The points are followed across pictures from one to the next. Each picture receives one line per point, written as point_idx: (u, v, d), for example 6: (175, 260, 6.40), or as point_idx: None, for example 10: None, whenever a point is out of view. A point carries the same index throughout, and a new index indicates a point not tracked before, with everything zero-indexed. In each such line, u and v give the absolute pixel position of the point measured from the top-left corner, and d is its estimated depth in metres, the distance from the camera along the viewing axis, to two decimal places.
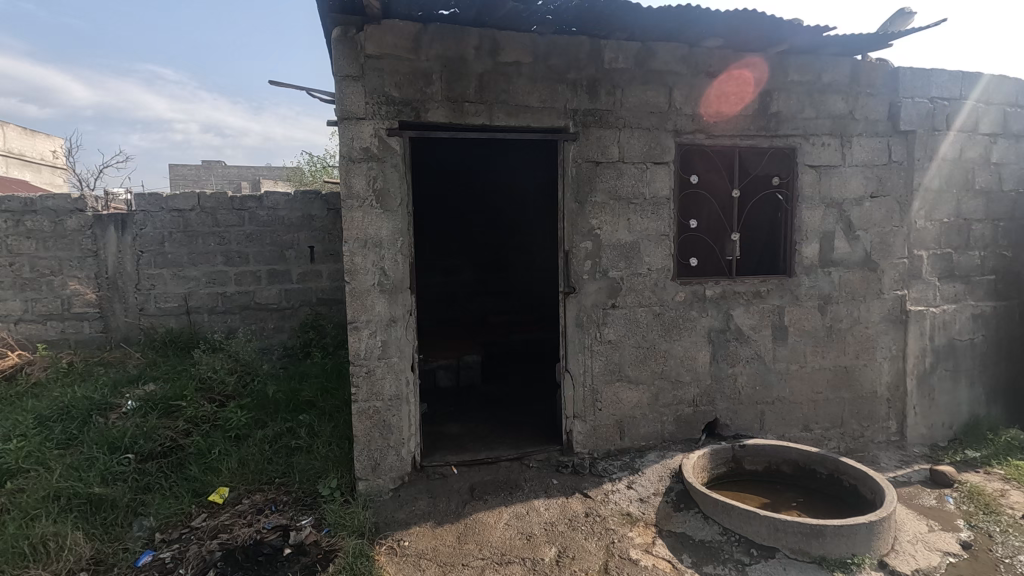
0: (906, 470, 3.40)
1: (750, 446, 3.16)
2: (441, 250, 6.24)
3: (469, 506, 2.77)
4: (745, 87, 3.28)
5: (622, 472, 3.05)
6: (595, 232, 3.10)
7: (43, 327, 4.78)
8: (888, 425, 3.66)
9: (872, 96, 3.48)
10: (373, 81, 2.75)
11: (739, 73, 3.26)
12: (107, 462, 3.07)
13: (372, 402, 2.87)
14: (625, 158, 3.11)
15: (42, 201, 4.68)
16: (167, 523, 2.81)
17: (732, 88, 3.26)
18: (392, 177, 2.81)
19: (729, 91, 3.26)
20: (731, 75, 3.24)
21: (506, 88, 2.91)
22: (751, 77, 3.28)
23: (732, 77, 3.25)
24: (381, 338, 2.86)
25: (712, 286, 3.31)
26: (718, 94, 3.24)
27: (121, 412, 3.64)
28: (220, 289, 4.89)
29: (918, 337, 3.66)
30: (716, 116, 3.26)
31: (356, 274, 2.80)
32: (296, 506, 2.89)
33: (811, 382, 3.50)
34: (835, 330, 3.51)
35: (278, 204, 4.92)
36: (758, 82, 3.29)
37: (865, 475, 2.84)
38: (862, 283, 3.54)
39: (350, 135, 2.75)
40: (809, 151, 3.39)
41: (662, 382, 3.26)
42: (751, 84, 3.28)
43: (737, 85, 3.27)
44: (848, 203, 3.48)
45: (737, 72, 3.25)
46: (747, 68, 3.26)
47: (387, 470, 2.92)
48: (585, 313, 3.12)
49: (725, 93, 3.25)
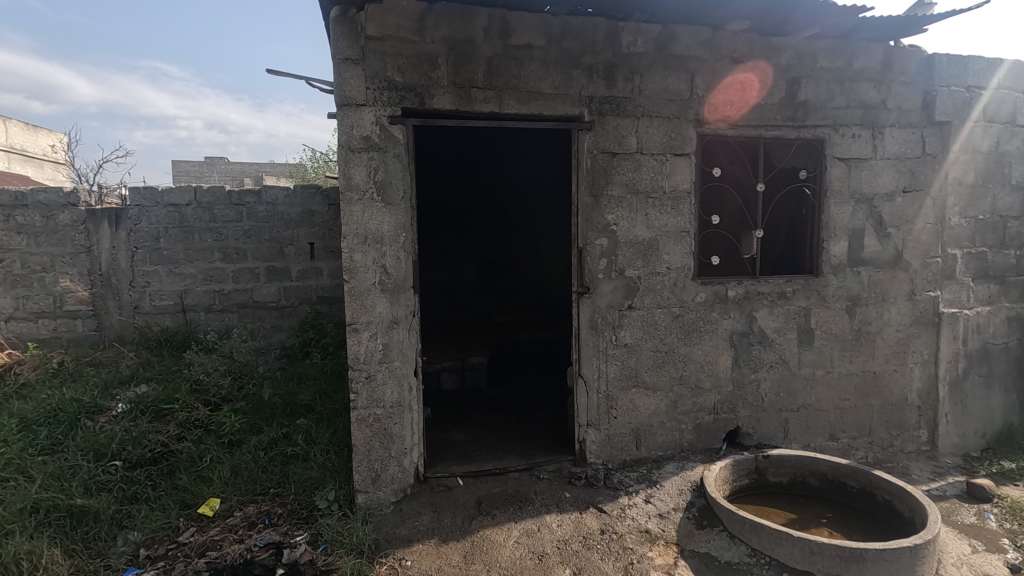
0: (940, 482, 3.19)
1: (774, 457, 2.96)
2: (444, 247, 6.04)
3: (476, 522, 2.57)
4: (749, 90, 3.05)
5: (639, 485, 2.85)
6: (611, 229, 2.90)
7: (33, 326, 4.59)
8: (919, 434, 3.46)
9: (905, 84, 3.26)
10: (374, 66, 2.55)
11: (740, 80, 3.03)
12: (91, 471, 2.90)
13: (371, 409, 2.68)
14: (643, 150, 2.91)
15: (33, 195, 4.52)
16: (153, 536, 2.63)
17: (736, 94, 3.03)
18: (394, 169, 2.62)
19: (732, 98, 3.03)
20: (731, 82, 3.02)
21: (517, 73, 2.71)
22: (753, 82, 3.05)
23: (733, 85, 3.02)
24: (382, 341, 2.67)
25: (734, 286, 3.11)
26: (733, 87, 3.02)
27: (110, 415, 3.49)
28: (217, 287, 4.72)
29: (951, 341, 3.45)
30: (729, 120, 3.04)
31: (356, 272, 2.61)
32: (292, 520, 2.71)
33: (838, 389, 3.30)
34: (864, 333, 3.31)
35: (277, 199, 4.75)
36: (766, 78, 3.06)
37: (902, 491, 2.65)
38: (893, 284, 3.33)
39: (350, 122, 2.55)
40: (838, 143, 3.19)
41: (682, 388, 3.07)
42: (755, 89, 3.05)
43: (741, 91, 3.04)
44: (879, 199, 3.28)
45: (738, 79, 3.02)
46: (758, 68, 3.04)
47: (388, 482, 2.72)
48: (600, 315, 2.92)
49: (735, 95, 3.03)
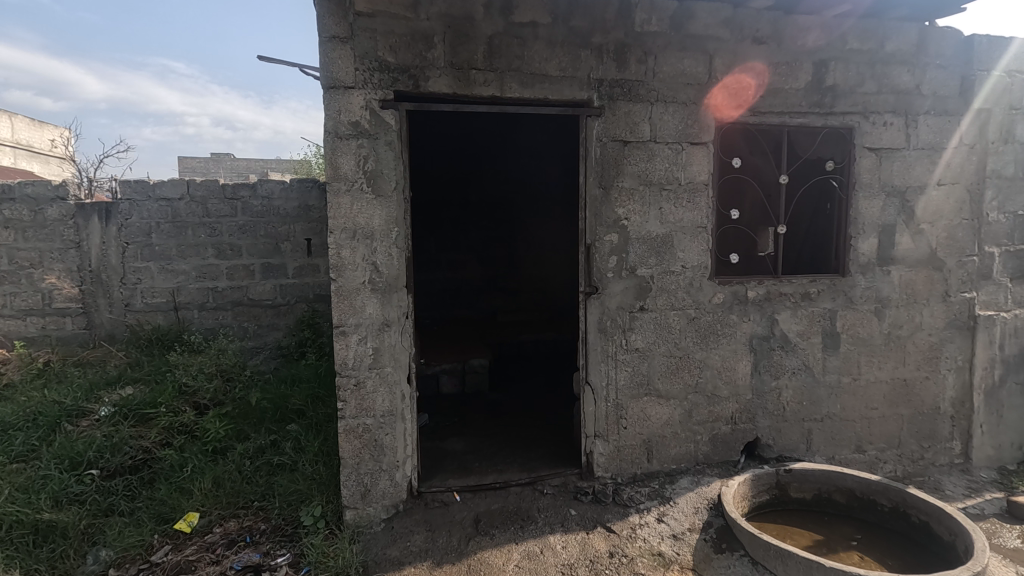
0: (977, 500, 2.94)
1: (797, 471, 2.73)
2: (446, 244, 5.84)
3: (474, 543, 2.36)
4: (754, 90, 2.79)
5: (651, 502, 2.63)
6: (622, 224, 2.68)
7: (21, 324, 4.42)
8: (952, 446, 3.22)
9: (941, 68, 3.01)
10: (364, 45, 2.33)
11: (749, 79, 2.78)
12: (64, 483, 2.72)
13: (361, 419, 2.47)
14: (657, 138, 2.68)
15: (20, 188, 4.32)
16: (124, 555, 2.42)
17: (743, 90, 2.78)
18: (386, 158, 2.40)
19: (741, 90, 2.78)
20: (741, 79, 2.77)
21: (520, 53, 2.48)
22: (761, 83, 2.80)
23: (742, 81, 2.77)
24: (373, 345, 2.45)
25: (755, 286, 2.87)
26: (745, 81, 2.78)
27: (93, 419, 3.32)
28: (211, 284, 4.53)
29: (986, 346, 3.19)
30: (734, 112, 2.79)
31: (344, 270, 2.40)
32: (275, 537, 2.51)
33: (865, 398, 3.07)
34: (894, 337, 3.07)
35: (273, 193, 4.55)
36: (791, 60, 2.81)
37: (941, 512, 2.42)
38: (925, 284, 3.09)
39: (337, 106, 2.33)
40: (868, 131, 2.95)
41: (697, 396, 2.84)
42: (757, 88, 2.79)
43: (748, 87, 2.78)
44: (911, 192, 3.03)
45: (748, 78, 2.78)
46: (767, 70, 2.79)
47: (378, 497, 2.52)
48: (609, 317, 2.70)
49: (742, 91, 2.78)
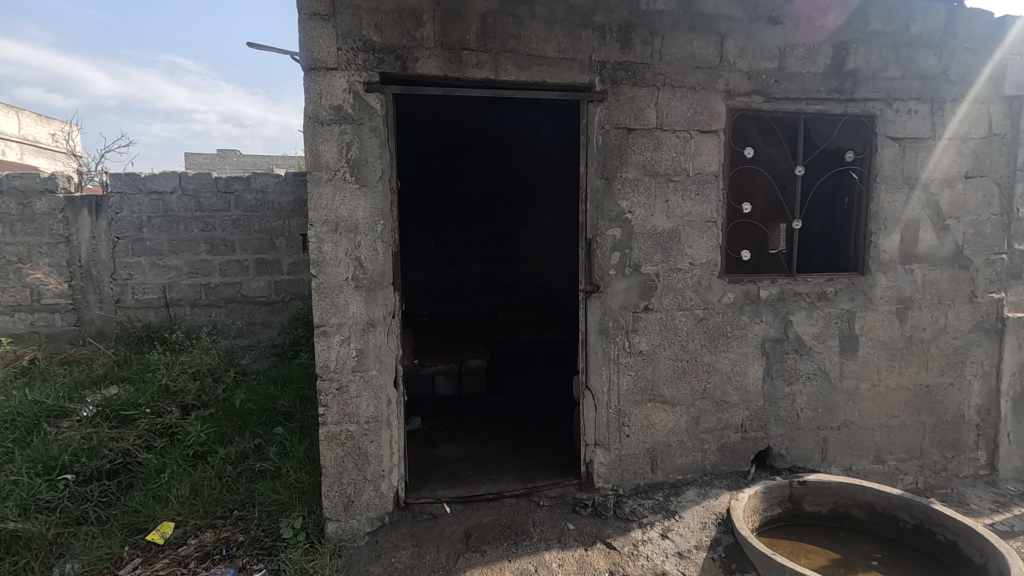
0: (1005, 515, 2.74)
1: (812, 484, 2.54)
2: (445, 240, 5.68)
3: (463, 560, 2.19)
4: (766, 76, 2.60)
5: (654, 516, 2.45)
6: (625, 217, 2.49)
7: (9, 320, 4.29)
8: (977, 456, 3.02)
9: (970, 51, 2.80)
10: (348, 23, 2.16)
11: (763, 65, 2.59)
12: (34, 489, 2.58)
13: (344, 425, 2.31)
14: (663, 125, 2.50)
15: (9, 180, 4.18)
16: (91, 569, 2.27)
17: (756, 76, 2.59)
18: (371, 145, 2.23)
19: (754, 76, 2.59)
20: (754, 63, 2.58)
21: (516, 33, 2.30)
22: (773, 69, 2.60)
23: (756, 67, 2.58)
24: (356, 347, 2.29)
25: (768, 285, 2.68)
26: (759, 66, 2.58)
27: (74, 420, 3.18)
28: (203, 281, 4.38)
29: (1016, 350, 2.98)
30: (747, 97, 2.60)
31: (325, 265, 2.23)
32: (252, 550, 2.35)
33: (886, 405, 2.87)
34: (917, 340, 2.87)
35: (267, 186, 4.39)
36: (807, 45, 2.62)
37: (969, 531, 2.24)
38: (950, 284, 2.88)
39: (318, 89, 2.16)
40: (891, 120, 2.75)
41: (705, 403, 2.66)
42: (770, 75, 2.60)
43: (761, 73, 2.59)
44: (936, 185, 2.83)
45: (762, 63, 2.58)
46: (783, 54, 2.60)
47: (363, 509, 2.36)
48: (611, 318, 2.52)
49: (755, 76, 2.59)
